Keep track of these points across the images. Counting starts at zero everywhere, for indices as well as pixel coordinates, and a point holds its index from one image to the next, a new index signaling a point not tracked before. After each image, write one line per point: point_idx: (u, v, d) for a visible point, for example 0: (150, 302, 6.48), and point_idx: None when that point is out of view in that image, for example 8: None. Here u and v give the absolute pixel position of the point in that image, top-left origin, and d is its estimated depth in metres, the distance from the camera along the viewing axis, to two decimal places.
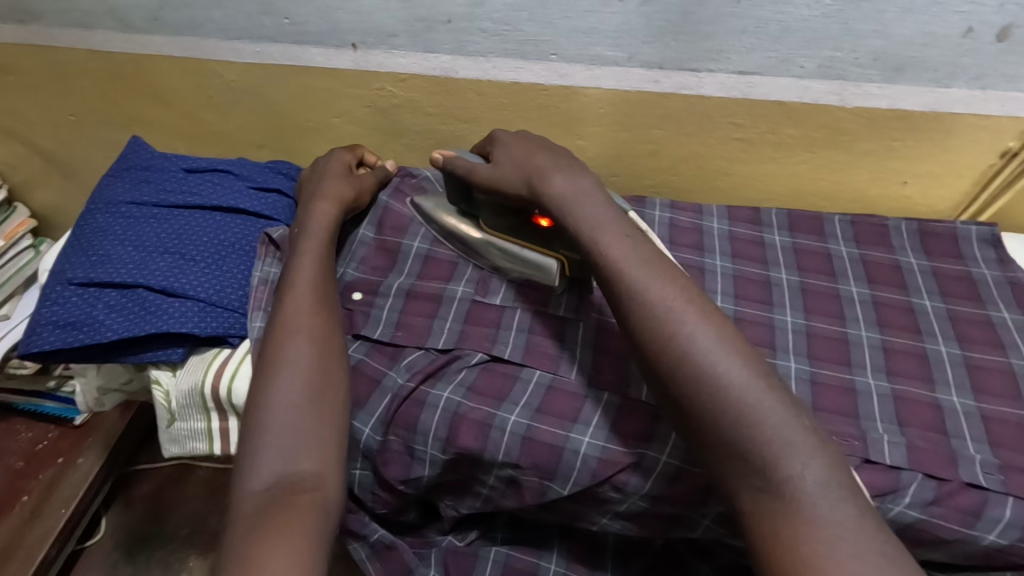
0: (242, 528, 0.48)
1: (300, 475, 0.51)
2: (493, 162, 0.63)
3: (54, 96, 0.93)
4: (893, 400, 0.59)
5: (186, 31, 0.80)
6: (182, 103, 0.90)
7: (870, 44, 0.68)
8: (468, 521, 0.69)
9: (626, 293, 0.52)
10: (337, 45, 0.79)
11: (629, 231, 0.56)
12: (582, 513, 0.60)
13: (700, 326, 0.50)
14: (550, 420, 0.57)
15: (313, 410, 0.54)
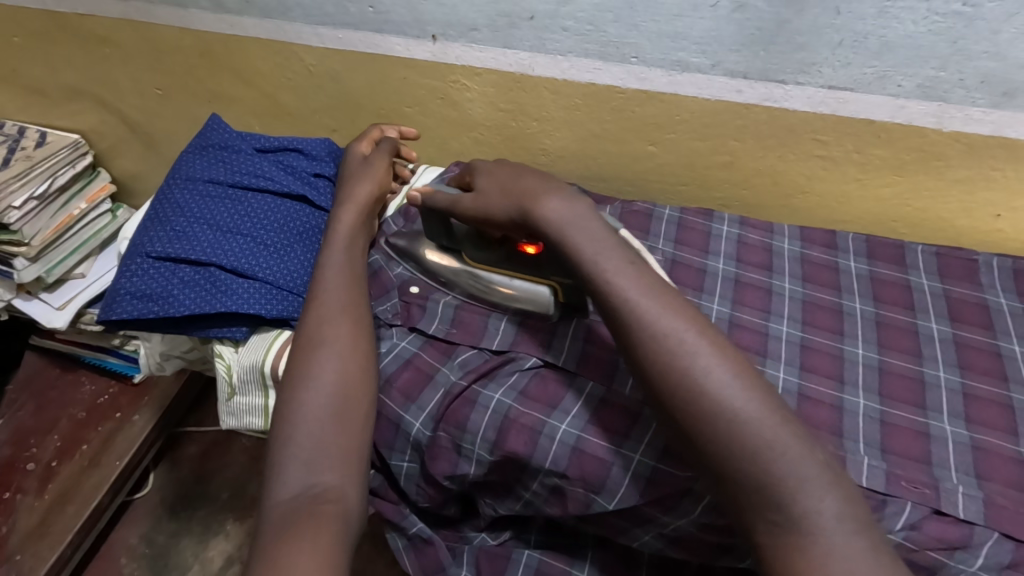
0: (268, 534, 0.50)
1: (323, 487, 0.53)
2: (477, 192, 0.62)
3: (146, 69, 0.98)
4: (969, 449, 0.55)
5: (275, 15, 0.83)
6: (263, 83, 0.93)
7: (980, 65, 0.63)
8: (502, 521, 0.69)
9: (632, 326, 0.50)
10: (418, 36, 0.79)
11: (632, 257, 0.54)
12: (626, 528, 0.58)
13: (709, 360, 0.48)
14: (601, 433, 0.56)
15: (343, 421, 0.56)
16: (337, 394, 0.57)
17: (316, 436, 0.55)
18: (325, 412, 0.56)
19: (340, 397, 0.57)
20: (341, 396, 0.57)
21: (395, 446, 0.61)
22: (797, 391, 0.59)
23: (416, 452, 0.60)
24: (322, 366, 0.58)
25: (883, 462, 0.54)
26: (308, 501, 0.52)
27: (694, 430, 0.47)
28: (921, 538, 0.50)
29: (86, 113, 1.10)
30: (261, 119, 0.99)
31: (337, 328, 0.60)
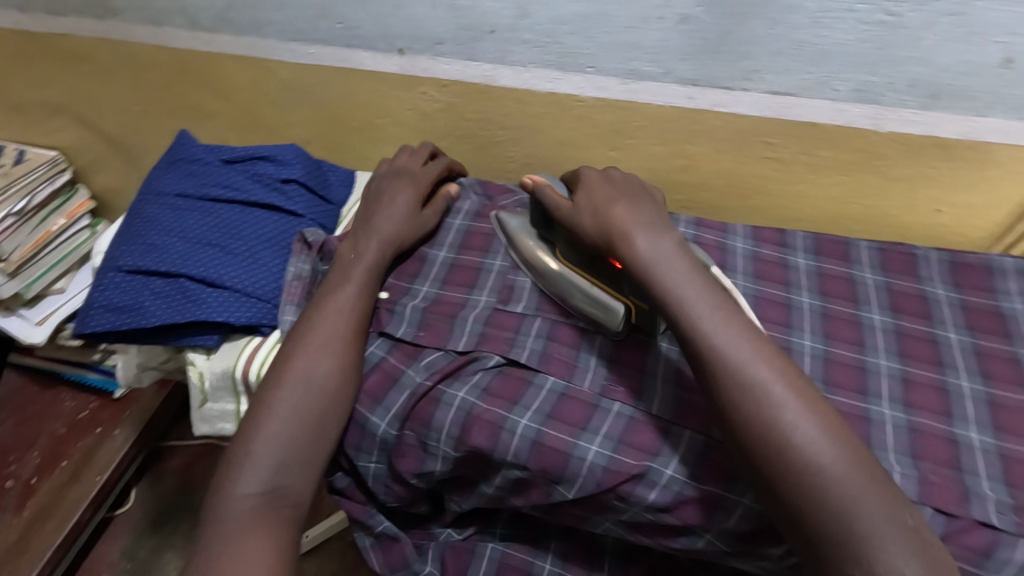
0: (222, 529, 0.52)
1: (286, 488, 0.55)
2: (574, 205, 0.64)
3: (125, 86, 1.00)
4: (907, 432, 0.59)
5: (248, 30, 0.85)
6: (239, 97, 0.95)
7: (909, 70, 0.67)
8: (468, 516, 0.72)
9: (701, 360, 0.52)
10: (385, 50, 0.82)
11: (722, 301, 0.55)
12: (588, 517, 0.61)
13: (793, 407, 0.49)
14: (559, 426, 0.58)
15: (309, 422, 0.58)
16: (304, 394, 0.59)
17: (279, 437, 0.57)
18: (292, 413, 0.58)
19: (309, 396, 0.59)
20: (309, 396, 0.59)
21: (363, 447, 0.63)
22: None
23: (382, 449, 0.63)
24: (294, 368, 0.60)
25: None
26: (268, 501, 0.54)
27: (777, 476, 0.48)
28: None
29: (65, 130, 1.12)
30: (237, 132, 1.02)
31: (313, 331, 0.62)
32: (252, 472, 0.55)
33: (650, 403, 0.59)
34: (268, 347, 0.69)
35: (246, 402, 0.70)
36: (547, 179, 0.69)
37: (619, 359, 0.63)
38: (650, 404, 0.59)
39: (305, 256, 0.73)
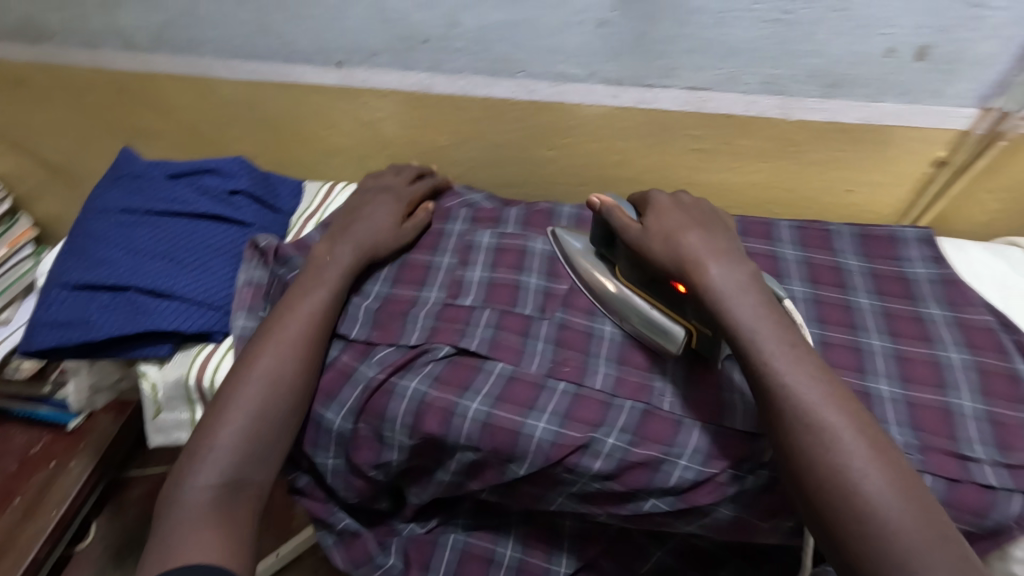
0: (181, 517, 0.55)
1: (244, 480, 0.58)
2: (645, 228, 0.63)
3: (63, 110, 1.00)
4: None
5: (185, 49, 0.87)
6: (182, 116, 0.96)
7: (807, 62, 0.74)
8: (429, 510, 0.75)
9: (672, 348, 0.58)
10: (324, 64, 0.85)
11: (794, 341, 0.55)
12: (543, 495, 0.64)
13: (862, 454, 0.50)
14: (508, 408, 0.61)
15: (265, 418, 0.61)
16: (263, 391, 0.61)
17: (238, 433, 0.59)
18: (250, 410, 0.60)
19: (269, 394, 0.61)
20: (264, 392, 0.61)
21: (320, 443, 0.66)
22: None
23: (337, 442, 0.65)
24: (255, 365, 0.62)
25: None
26: (226, 493, 0.57)
27: (837, 519, 0.49)
28: None
29: (4, 158, 1.10)
30: (182, 150, 1.02)
31: (276, 331, 0.64)
32: (211, 465, 0.57)
33: (594, 379, 0.63)
34: (221, 352, 0.70)
35: (201, 409, 0.71)
36: (614, 198, 0.67)
37: (564, 341, 0.67)
38: (594, 380, 0.63)
39: (257, 262, 0.74)
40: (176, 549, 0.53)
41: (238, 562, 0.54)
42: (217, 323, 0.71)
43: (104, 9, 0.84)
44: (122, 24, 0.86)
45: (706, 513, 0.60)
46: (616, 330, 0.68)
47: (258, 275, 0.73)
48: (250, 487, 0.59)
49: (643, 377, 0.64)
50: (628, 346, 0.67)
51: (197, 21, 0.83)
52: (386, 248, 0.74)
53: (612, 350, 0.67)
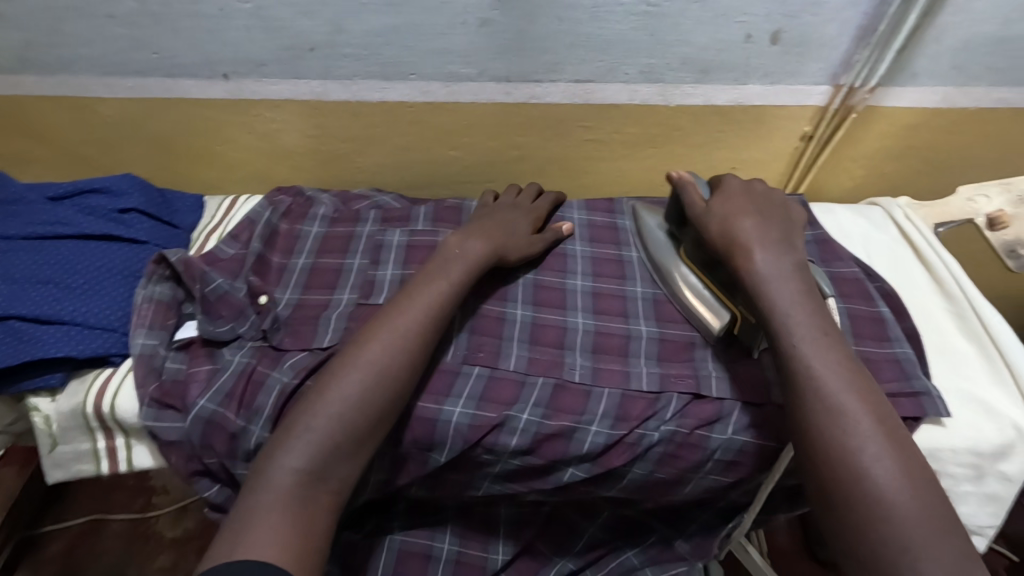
0: (261, 500, 0.53)
1: (320, 476, 0.56)
2: (711, 207, 0.69)
3: None
4: (689, 346, 0.71)
5: (55, 69, 0.82)
6: (60, 139, 0.91)
7: (678, 51, 0.81)
8: (363, 515, 0.77)
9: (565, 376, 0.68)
10: (210, 77, 0.83)
11: (826, 328, 0.59)
12: (468, 480, 0.69)
13: (876, 441, 0.53)
14: (426, 397, 0.65)
15: (359, 415, 0.58)
16: (365, 379, 0.59)
17: (335, 419, 0.57)
18: (350, 398, 0.58)
19: (372, 384, 0.59)
20: (360, 387, 0.59)
21: (235, 456, 0.63)
22: (593, 330, 0.73)
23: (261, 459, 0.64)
24: (362, 353, 0.61)
25: (658, 368, 0.69)
26: (308, 484, 0.55)
27: (845, 496, 0.52)
28: (688, 421, 0.66)
29: None
30: (66, 171, 0.97)
31: (382, 322, 0.63)
32: (297, 451, 0.56)
33: (507, 361, 0.68)
34: (120, 375, 0.68)
35: (104, 436, 0.69)
36: (693, 177, 0.74)
37: (479, 327, 0.71)
38: (508, 362, 0.68)
39: (159, 277, 0.73)
40: (243, 541, 0.50)
41: (303, 561, 0.51)
42: (113, 340, 0.69)
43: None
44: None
45: (623, 472, 0.67)
46: (526, 314, 0.73)
47: (160, 292, 0.72)
48: (332, 482, 0.56)
49: (552, 353, 0.70)
50: (536, 327, 0.72)
51: (62, 40, 0.78)
52: (516, 251, 0.74)
53: (523, 330, 0.72)
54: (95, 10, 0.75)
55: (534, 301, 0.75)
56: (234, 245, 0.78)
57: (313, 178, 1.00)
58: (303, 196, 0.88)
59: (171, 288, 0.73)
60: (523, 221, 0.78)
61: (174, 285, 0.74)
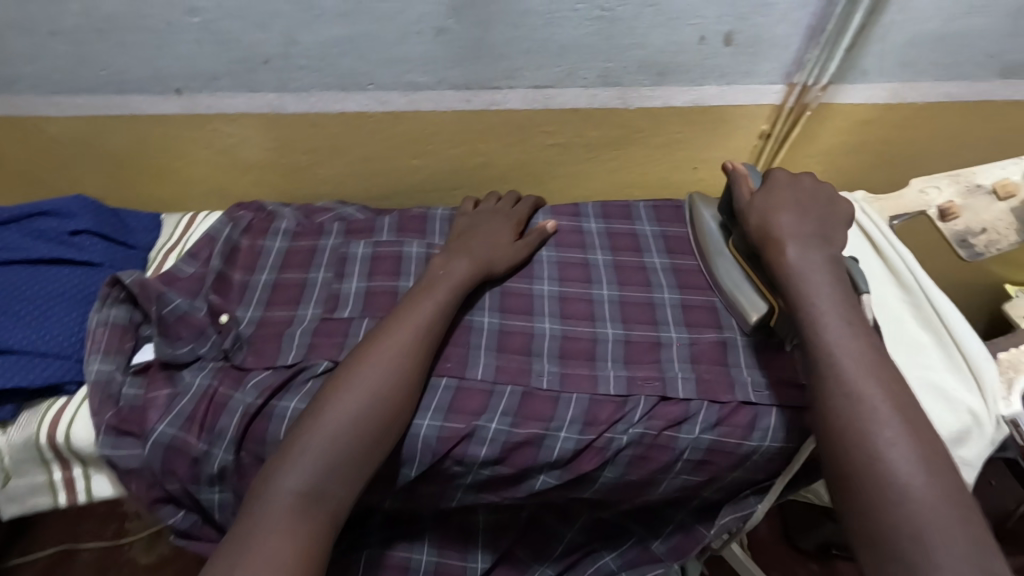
0: (258, 516, 0.56)
1: (319, 491, 0.58)
2: None
3: (103, 159, 0.96)
4: (729, 386, 0.71)
5: (256, 85, 0.87)
6: (243, 155, 0.97)
7: None
8: (503, 527, 0.82)
9: (859, 420, 0.55)
10: (397, 88, 0.89)
11: (894, 393, 0.57)
12: (569, 492, 0.73)
13: (961, 534, 0.49)
14: (530, 423, 0.68)
15: (353, 434, 0.61)
16: (360, 400, 0.62)
17: (328, 438, 0.60)
18: (346, 416, 0.61)
19: (365, 406, 0.62)
20: (365, 407, 0.62)
21: (412, 458, 0.67)
22: (690, 376, 0.72)
23: (422, 468, 0.68)
24: (357, 374, 0.64)
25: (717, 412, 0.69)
26: (306, 500, 0.57)
27: None
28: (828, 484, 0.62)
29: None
30: (243, 185, 1.03)
31: (382, 344, 0.66)
32: (297, 469, 0.58)
33: (635, 402, 0.69)
34: (189, 398, 0.71)
35: None
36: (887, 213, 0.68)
37: (506, 346, 0.75)
38: (635, 403, 0.69)
39: (357, 289, 0.82)
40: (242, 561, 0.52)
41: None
42: (203, 351, 0.75)
43: (159, 52, 0.82)
44: (183, 68, 0.84)
45: (723, 478, 0.72)
46: (616, 333, 0.77)
47: (312, 316, 0.80)
48: (330, 499, 0.58)
49: (650, 371, 0.73)
50: (565, 341, 0.76)
51: (266, 61, 0.84)
52: (503, 263, 0.80)
53: (617, 352, 0.75)
54: (305, 31, 0.81)
55: (565, 315, 0.79)
56: (328, 274, 0.85)
57: (463, 175, 1.02)
58: (432, 218, 0.93)
59: (304, 310, 0.81)
60: (509, 234, 0.83)
61: (270, 306, 0.82)
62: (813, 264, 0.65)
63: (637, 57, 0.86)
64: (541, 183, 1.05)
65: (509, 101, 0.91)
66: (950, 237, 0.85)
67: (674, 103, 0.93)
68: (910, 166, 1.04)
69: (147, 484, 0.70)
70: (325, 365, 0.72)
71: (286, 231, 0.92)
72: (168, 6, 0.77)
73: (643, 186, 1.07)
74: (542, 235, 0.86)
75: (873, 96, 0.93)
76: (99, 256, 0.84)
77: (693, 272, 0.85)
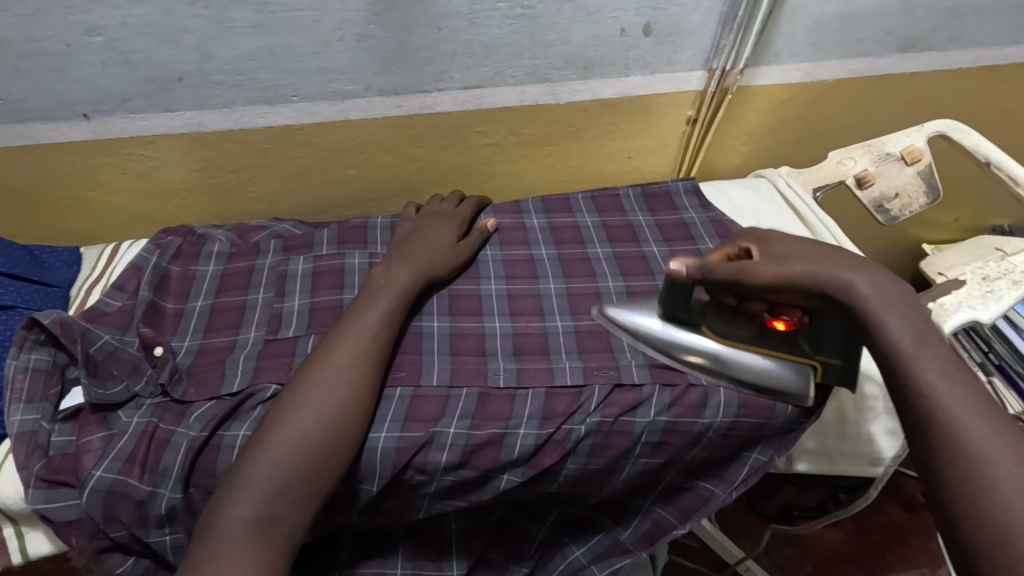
0: (212, 552, 0.53)
1: (274, 520, 0.56)
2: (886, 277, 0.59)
3: (9, 196, 0.90)
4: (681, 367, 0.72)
5: (173, 105, 0.83)
6: (166, 180, 0.92)
7: None
8: (475, 530, 0.81)
9: (982, 485, 0.47)
10: (323, 99, 0.87)
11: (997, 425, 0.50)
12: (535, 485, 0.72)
13: None
14: (488, 423, 0.68)
15: (302, 457, 0.59)
16: (309, 422, 0.60)
17: (276, 463, 0.58)
18: (292, 442, 0.59)
19: (314, 428, 0.60)
20: (323, 431, 0.60)
21: (370, 473, 0.66)
22: (645, 358, 0.73)
23: (384, 482, 0.66)
24: (302, 396, 0.62)
25: (668, 393, 0.70)
26: (258, 529, 0.56)
27: None
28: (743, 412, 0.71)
29: None
30: (168, 213, 0.97)
31: (331, 359, 0.65)
32: (246, 498, 0.56)
33: (589, 390, 0.70)
34: (127, 438, 0.66)
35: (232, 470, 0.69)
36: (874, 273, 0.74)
37: (459, 348, 0.75)
38: (590, 391, 0.70)
39: (299, 306, 0.80)
40: None
41: None
42: (138, 389, 0.71)
43: (60, 76, 0.77)
44: (89, 91, 0.80)
45: (681, 458, 0.74)
46: (566, 325, 0.78)
47: (256, 339, 0.77)
48: (284, 525, 0.57)
49: (603, 360, 0.73)
50: (518, 338, 0.77)
51: (179, 77, 0.80)
52: (445, 267, 0.79)
53: (569, 343, 0.76)
54: (218, 45, 0.78)
55: (514, 313, 0.79)
56: (268, 294, 0.82)
57: (402, 183, 1.01)
58: (370, 227, 0.91)
59: (246, 333, 0.78)
60: (449, 235, 0.83)
61: (209, 333, 0.78)
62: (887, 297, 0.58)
63: (562, 53, 0.87)
64: (483, 184, 1.04)
65: (441, 104, 0.91)
66: (867, 203, 0.90)
67: (603, 95, 0.94)
68: (830, 140, 1.09)
69: (89, 535, 0.65)
70: (273, 389, 0.70)
71: (220, 253, 0.88)
72: (66, 26, 0.73)
73: (583, 179, 1.08)
74: (484, 235, 0.86)
75: (787, 76, 0.97)
76: (12, 298, 0.78)
77: (634, 258, 0.87)
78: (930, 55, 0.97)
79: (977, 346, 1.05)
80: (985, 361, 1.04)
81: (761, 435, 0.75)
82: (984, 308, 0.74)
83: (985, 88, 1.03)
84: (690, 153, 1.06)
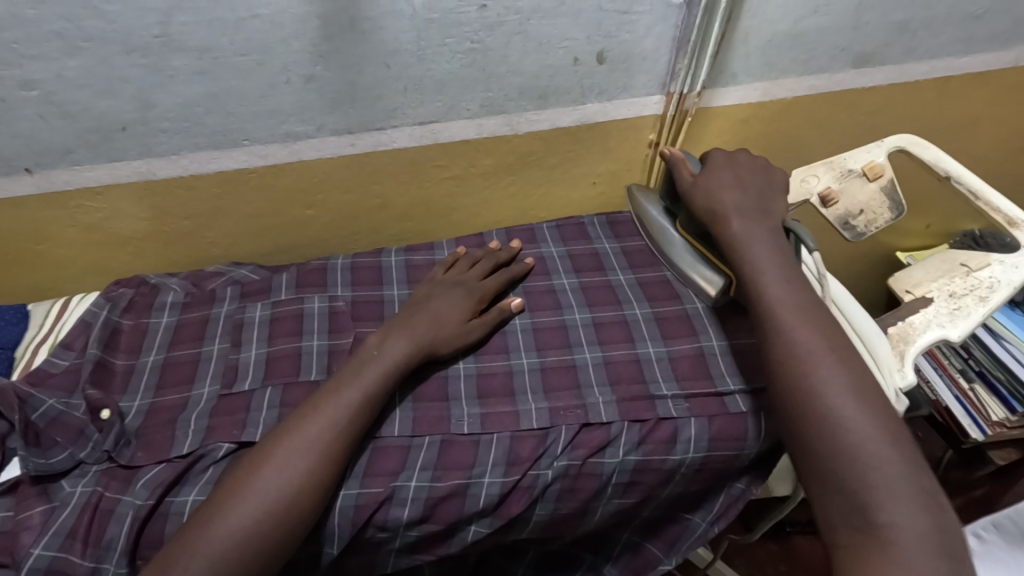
0: None
1: None
2: (767, 205, 0.74)
3: None
4: (650, 404, 0.70)
5: (118, 154, 0.81)
6: (115, 231, 0.89)
7: None
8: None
9: (769, 314, 0.63)
10: (274, 141, 0.85)
11: (793, 280, 0.65)
12: (506, 532, 0.69)
13: (832, 377, 0.57)
14: (450, 475, 0.65)
15: (242, 550, 0.55)
16: (255, 512, 0.56)
17: (209, 557, 0.54)
18: (235, 527, 0.56)
19: (263, 516, 0.56)
20: (268, 519, 0.56)
21: (331, 532, 0.63)
22: (615, 399, 0.71)
23: (344, 543, 0.63)
24: (252, 480, 0.58)
25: (636, 432, 0.68)
26: None
27: (794, 409, 0.58)
28: (715, 442, 0.69)
29: None
30: (121, 263, 0.94)
31: (288, 438, 0.61)
32: None
33: (556, 432, 0.68)
34: (70, 510, 0.63)
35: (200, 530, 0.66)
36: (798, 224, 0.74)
37: (421, 394, 0.72)
38: (556, 433, 0.68)
39: (258, 351, 0.77)
40: None
41: None
42: (84, 455, 0.68)
43: None
44: (28, 144, 0.77)
45: (655, 496, 0.72)
46: (531, 362, 0.76)
47: (209, 395, 0.73)
48: None
49: (570, 400, 0.71)
50: (481, 379, 0.74)
51: (121, 126, 0.78)
52: (451, 345, 0.73)
53: (534, 381, 0.74)
54: (159, 93, 0.76)
55: (479, 352, 0.77)
56: (224, 345, 0.79)
57: (363, 220, 0.99)
58: (328, 268, 0.89)
59: (200, 390, 0.75)
60: (465, 312, 0.76)
61: (160, 390, 0.75)
62: (744, 202, 0.73)
63: (517, 84, 0.86)
64: (447, 217, 1.03)
65: (396, 140, 0.89)
66: (833, 220, 0.89)
67: (561, 123, 0.93)
68: (793, 156, 1.08)
69: None
70: (226, 448, 0.67)
71: (173, 303, 0.85)
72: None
73: (550, 207, 1.06)
74: (504, 314, 0.78)
75: (746, 96, 0.97)
76: None
77: (601, 288, 0.85)
78: (886, 69, 0.97)
79: (957, 354, 1.03)
80: (966, 368, 1.02)
81: (731, 470, 0.72)
82: (953, 325, 0.74)
83: (944, 97, 1.03)
84: (653, 175, 1.05)
